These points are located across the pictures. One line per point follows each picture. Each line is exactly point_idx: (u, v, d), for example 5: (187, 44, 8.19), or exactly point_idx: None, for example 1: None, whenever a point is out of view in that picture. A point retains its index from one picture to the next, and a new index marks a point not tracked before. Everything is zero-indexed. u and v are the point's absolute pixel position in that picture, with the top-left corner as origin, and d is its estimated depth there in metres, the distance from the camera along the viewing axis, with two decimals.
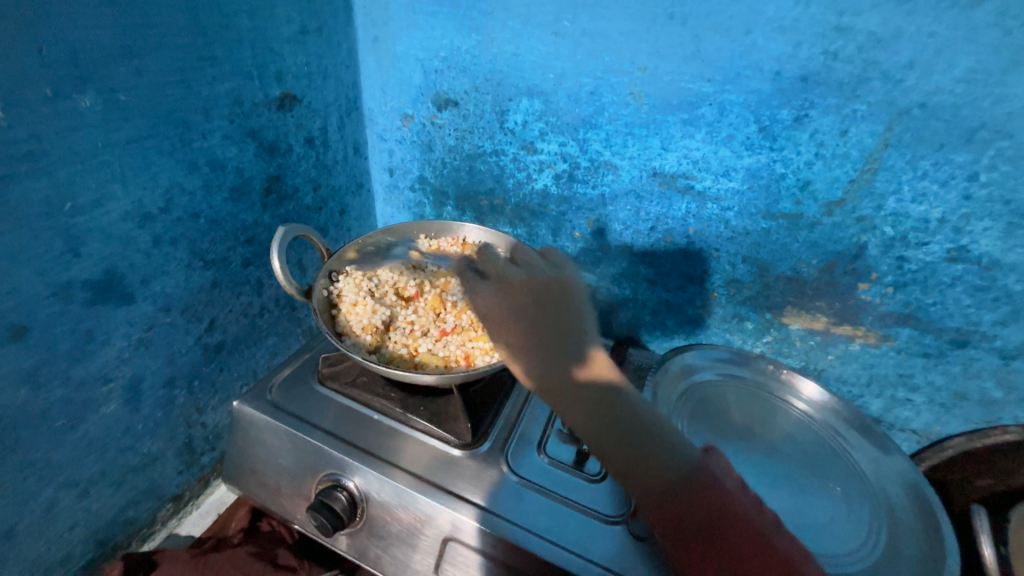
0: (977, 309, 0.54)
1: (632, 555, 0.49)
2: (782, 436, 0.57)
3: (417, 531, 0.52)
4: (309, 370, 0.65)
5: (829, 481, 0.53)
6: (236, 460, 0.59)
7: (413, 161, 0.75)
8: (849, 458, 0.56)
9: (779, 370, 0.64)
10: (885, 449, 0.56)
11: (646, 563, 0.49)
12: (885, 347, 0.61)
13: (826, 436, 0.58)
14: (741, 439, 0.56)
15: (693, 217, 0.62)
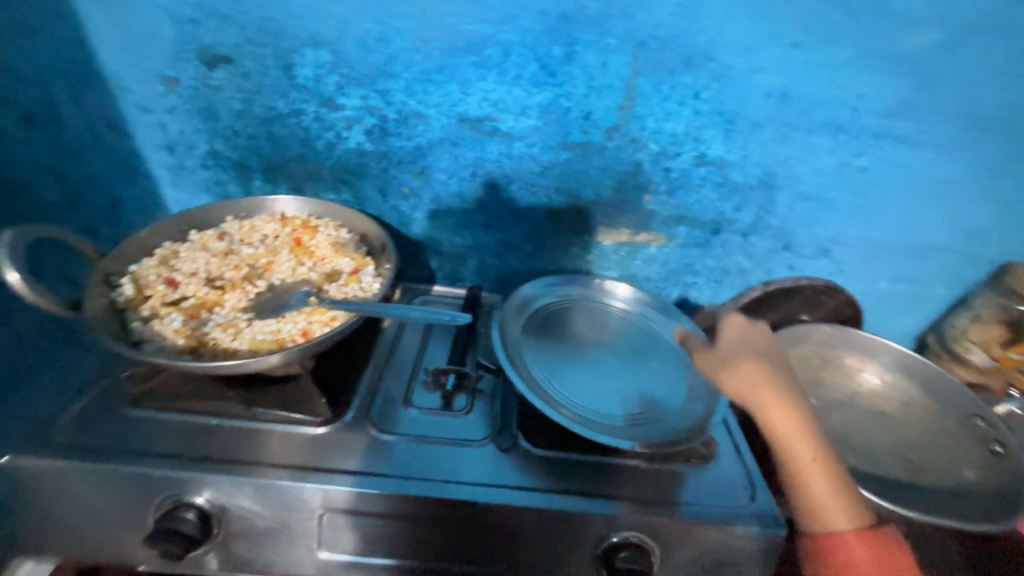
0: (722, 201, 0.70)
1: (507, 465, 0.55)
2: (610, 335, 0.68)
3: (289, 518, 0.50)
4: (114, 396, 0.55)
5: (648, 360, 0.66)
6: (33, 524, 0.48)
7: (195, 133, 0.64)
8: (658, 336, 0.69)
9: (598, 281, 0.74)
10: (677, 320, 0.71)
11: (519, 467, 0.55)
12: (672, 244, 0.76)
13: (639, 325, 0.71)
14: (579, 348, 0.65)
15: (506, 157, 0.67)
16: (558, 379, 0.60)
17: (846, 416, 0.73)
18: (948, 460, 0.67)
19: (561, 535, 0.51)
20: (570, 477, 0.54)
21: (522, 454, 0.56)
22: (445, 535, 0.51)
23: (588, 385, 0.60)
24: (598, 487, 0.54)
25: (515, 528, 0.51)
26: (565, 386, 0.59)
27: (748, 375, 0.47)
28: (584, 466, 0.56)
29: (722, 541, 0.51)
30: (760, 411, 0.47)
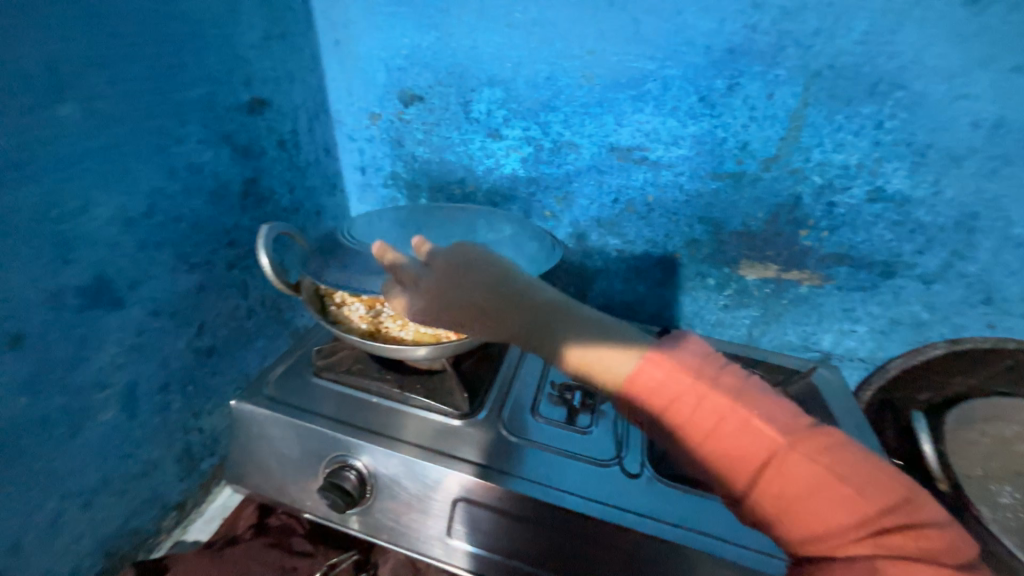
0: (898, 241, 0.63)
1: (632, 489, 0.54)
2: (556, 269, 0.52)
3: (428, 497, 0.55)
4: (303, 365, 0.66)
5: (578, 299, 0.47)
6: (240, 457, 0.60)
7: (384, 158, 0.78)
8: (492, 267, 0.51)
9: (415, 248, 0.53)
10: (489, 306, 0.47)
11: (645, 495, 0.53)
12: (829, 286, 0.69)
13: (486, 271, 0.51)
14: None
15: (650, 185, 0.68)
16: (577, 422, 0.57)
17: None
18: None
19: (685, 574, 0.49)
20: (700, 518, 0.52)
21: (647, 483, 0.55)
22: (566, 548, 0.51)
23: None
24: (731, 534, 0.50)
25: (638, 555, 0.50)
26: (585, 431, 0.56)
27: None
28: (717, 509, 0.53)
29: None
30: None
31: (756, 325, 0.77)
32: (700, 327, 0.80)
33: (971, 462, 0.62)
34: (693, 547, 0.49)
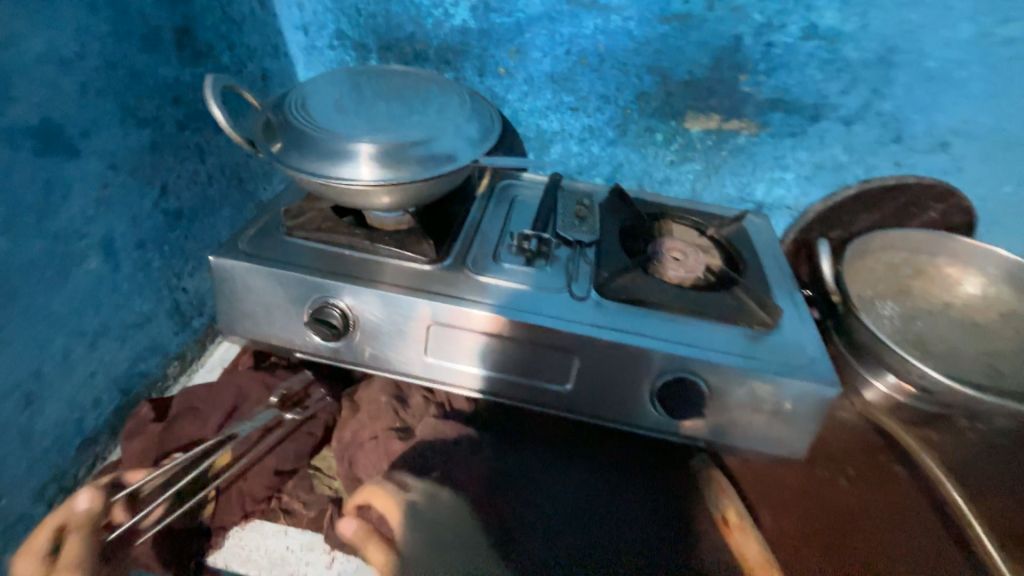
0: (826, 82, 0.68)
1: (578, 308, 0.63)
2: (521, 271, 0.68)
3: (405, 326, 0.63)
4: (273, 227, 0.69)
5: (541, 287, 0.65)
6: (227, 309, 0.66)
7: (326, 14, 0.74)
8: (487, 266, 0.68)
9: (382, 150, 0.57)
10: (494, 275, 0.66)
11: (591, 311, 0.63)
12: (763, 134, 0.75)
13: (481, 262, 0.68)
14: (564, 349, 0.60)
15: (600, 33, 0.70)
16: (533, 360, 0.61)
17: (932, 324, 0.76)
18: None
19: (624, 366, 0.60)
20: (638, 325, 0.62)
21: (593, 303, 0.64)
22: (526, 356, 0.62)
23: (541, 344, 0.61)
24: (663, 335, 0.60)
25: (586, 354, 0.60)
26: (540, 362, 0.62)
27: (775, 517, 0.64)
28: (652, 320, 0.62)
29: (765, 392, 0.58)
30: (779, 518, 0.64)
31: (699, 180, 0.83)
32: (649, 186, 0.85)
33: (863, 284, 0.78)
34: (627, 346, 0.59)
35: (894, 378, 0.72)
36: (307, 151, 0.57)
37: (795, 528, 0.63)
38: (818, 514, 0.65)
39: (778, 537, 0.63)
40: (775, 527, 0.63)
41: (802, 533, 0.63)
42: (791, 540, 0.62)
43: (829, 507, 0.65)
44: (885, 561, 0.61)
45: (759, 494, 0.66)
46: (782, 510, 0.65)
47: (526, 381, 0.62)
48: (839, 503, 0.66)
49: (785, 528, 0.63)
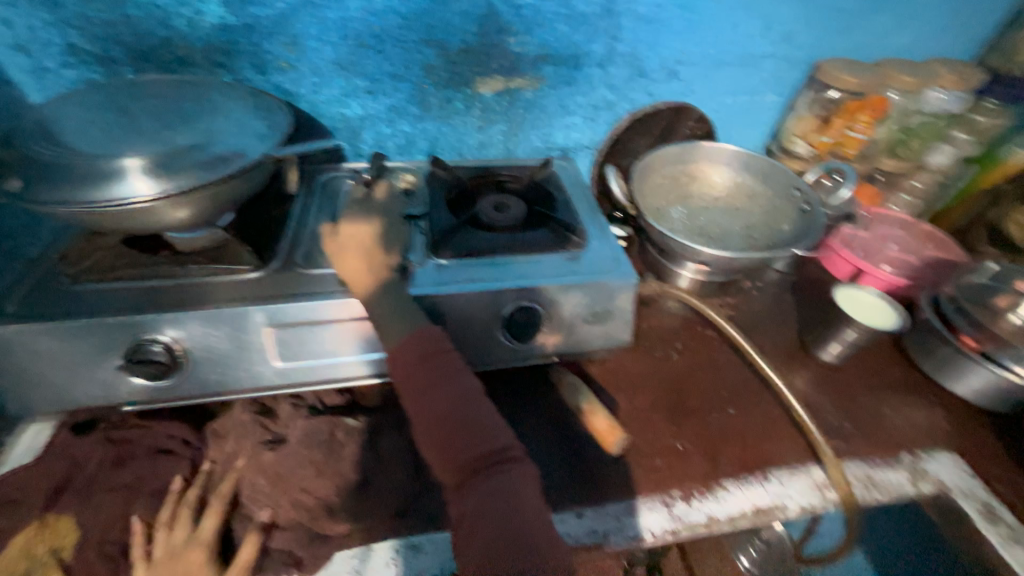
0: (575, 34, 0.80)
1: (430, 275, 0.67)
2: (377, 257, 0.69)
3: (243, 338, 0.60)
4: (52, 277, 0.61)
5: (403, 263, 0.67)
6: (13, 384, 0.56)
7: (46, 28, 0.65)
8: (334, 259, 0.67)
9: (153, 162, 0.52)
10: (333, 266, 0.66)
11: (441, 275, 0.67)
12: (545, 86, 0.86)
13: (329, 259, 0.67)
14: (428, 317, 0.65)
15: (369, 13, 0.72)
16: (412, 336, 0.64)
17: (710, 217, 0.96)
18: (776, 219, 0.91)
19: (472, 311, 0.66)
20: (476, 273, 0.68)
21: (433, 266, 0.68)
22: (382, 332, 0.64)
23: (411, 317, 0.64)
24: (500, 276, 0.68)
25: (435, 311, 0.65)
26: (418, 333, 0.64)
27: (635, 401, 0.76)
28: (487, 266, 0.69)
29: (589, 298, 0.69)
30: (637, 399, 0.76)
31: (509, 138, 0.91)
32: (468, 152, 0.91)
33: (655, 197, 0.95)
34: (472, 293, 0.65)
35: (693, 265, 0.91)
36: (58, 180, 0.51)
37: (651, 401, 0.76)
38: (665, 386, 0.79)
39: (639, 413, 0.74)
40: (636, 407, 0.75)
41: (656, 403, 0.76)
42: (649, 412, 0.74)
43: (668, 376, 0.80)
44: (710, 398, 0.78)
45: (620, 387, 0.77)
46: (639, 392, 0.77)
47: None
48: (673, 370, 0.81)
49: (644, 404, 0.75)
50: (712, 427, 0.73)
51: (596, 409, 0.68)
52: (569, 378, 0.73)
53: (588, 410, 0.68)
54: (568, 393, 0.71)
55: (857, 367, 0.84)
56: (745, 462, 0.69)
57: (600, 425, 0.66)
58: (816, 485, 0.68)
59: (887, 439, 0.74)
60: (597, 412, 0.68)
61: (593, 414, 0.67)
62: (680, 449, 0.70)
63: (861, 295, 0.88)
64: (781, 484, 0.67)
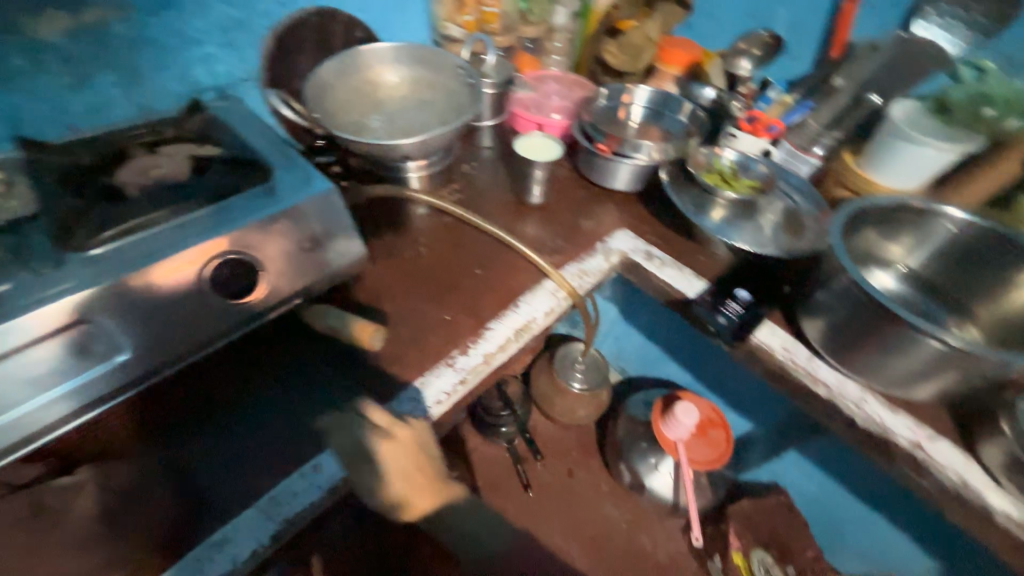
0: None
1: (93, 270, 0.56)
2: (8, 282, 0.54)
3: None
4: None
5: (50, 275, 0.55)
6: None
7: None
8: None
9: None
10: None
11: (107, 264, 0.57)
12: (135, 15, 0.72)
13: None
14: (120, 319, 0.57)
15: None
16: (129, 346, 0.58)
17: (406, 115, 1.02)
18: (452, 98, 1.02)
19: (161, 288, 0.59)
20: (149, 247, 0.59)
21: (85, 258, 0.57)
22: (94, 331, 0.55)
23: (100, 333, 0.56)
24: (181, 240, 0.60)
25: (113, 307, 0.56)
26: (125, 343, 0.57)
27: (399, 301, 0.80)
28: (161, 233, 0.61)
29: (294, 227, 0.67)
30: (401, 299, 0.81)
31: (133, 93, 0.77)
32: (83, 123, 0.75)
33: (341, 113, 0.96)
34: (157, 272, 0.58)
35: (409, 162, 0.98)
36: None
37: (412, 294, 0.82)
38: (422, 276, 0.85)
39: (405, 309, 0.80)
40: (402, 304, 0.80)
41: (417, 293, 0.82)
42: (414, 304, 0.81)
43: (423, 267, 0.87)
44: (461, 269, 0.88)
45: (382, 296, 0.81)
46: (400, 292, 0.82)
47: (91, 377, 0.55)
48: (426, 262, 0.88)
49: (408, 300, 0.81)
50: (468, 289, 0.84)
51: (347, 320, 0.70)
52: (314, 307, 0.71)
53: (342, 326, 0.70)
54: (317, 319, 0.71)
55: (560, 199, 1.06)
56: (500, 303, 0.83)
57: (358, 332, 0.70)
58: (551, 294, 0.85)
59: (583, 239, 0.99)
60: (348, 322, 0.70)
61: (348, 326, 0.70)
62: (447, 319, 0.79)
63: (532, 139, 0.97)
64: (528, 305, 0.83)
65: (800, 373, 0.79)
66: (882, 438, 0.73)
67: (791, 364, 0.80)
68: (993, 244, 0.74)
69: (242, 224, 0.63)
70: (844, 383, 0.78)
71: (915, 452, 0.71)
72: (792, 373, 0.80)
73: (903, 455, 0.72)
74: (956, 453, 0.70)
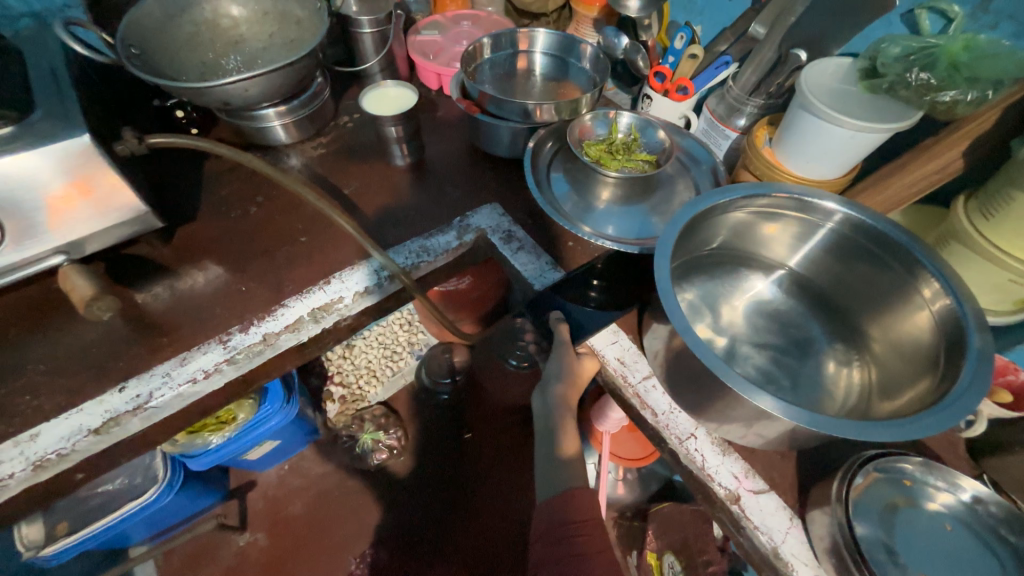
0: None
1: None
2: None
3: None
4: None
5: None
6: None
7: None
8: None
9: None
10: None
11: None
12: None
13: None
14: None
15: None
16: None
17: (268, 58, 0.91)
18: (311, 37, 0.89)
19: None
20: None
21: None
22: None
23: None
24: None
25: None
26: None
27: (199, 264, 0.76)
28: None
29: (50, 176, 0.61)
30: (201, 261, 0.76)
31: None
32: None
33: (180, 55, 0.86)
34: None
35: (268, 108, 0.87)
36: None
37: (216, 256, 0.77)
38: (238, 239, 0.79)
39: (200, 271, 0.75)
40: (200, 269, 0.75)
41: (223, 256, 0.77)
42: (215, 265, 0.76)
43: (245, 228, 0.81)
44: (283, 235, 0.80)
45: (187, 253, 0.77)
46: (208, 253, 0.77)
47: None
48: (250, 223, 0.81)
49: (211, 263, 0.76)
50: (279, 260, 0.77)
51: (80, 280, 0.64)
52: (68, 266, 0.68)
53: (73, 287, 0.64)
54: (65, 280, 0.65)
55: (432, 162, 0.93)
56: (310, 278, 0.75)
57: (82, 294, 0.63)
58: (371, 270, 0.76)
59: (441, 209, 0.86)
60: (80, 281, 0.64)
61: (78, 286, 0.63)
62: (242, 289, 0.73)
63: (385, 91, 0.89)
64: (340, 282, 0.75)
65: (627, 394, 0.66)
66: (699, 483, 0.60)
67: (620, 381, 0.67)
68: (883, 244, 0.59)
69: None
70: (676, 413, 0.64)
71: (730, 506, 0.58)
72: (620, 391, 0.67)
73: (718, 506, 0.59)
74: (780, 514, 0.57)
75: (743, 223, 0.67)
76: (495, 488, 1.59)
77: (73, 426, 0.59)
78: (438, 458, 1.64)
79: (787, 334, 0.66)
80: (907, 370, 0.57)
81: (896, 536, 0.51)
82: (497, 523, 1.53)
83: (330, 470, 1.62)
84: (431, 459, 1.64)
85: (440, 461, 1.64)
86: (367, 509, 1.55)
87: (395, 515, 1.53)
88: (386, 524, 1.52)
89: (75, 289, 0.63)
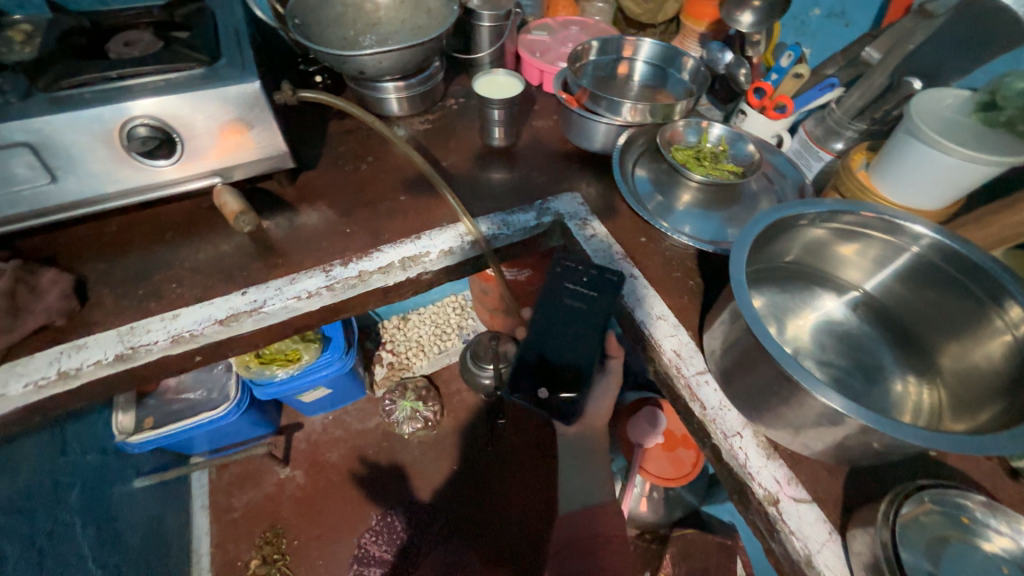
0: None
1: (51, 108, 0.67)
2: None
3: None
4: None
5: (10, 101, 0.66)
6: None
7: None
8: None
9: None
10: None
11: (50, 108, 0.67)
12: None
13: None
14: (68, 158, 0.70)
15: None
16: (77, 182, 0.72)
17: (398, 40, 1.02)
18: (438, 25, 1.00)
19: (98, 131, 0.69)
20: (90, 100, 0.68)
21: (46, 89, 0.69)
22: (67, 149, 0.69)
23: (61, 163, 0.70)
24: (115, 99, 0.69)
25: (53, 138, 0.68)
26: (85, 186, 0.73)
27: (312, 204, 0.88)
28: (104, 86, 0.70)
29: (223, 112, 0.74)
30: (317, 202, 0.88)
31: None
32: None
33: (328, 30, 0.99)
34: (100, 122, 0.69)
35: (390, 82, 0.98)
36: None
37: (329, 200, 0.88)
38: (347, 189, 0.90)
39: (314, 210, 0.86)
40: (314, 209, 0.87)
41: (334, 201, 0.88)
42: (327, 208, 0.87)
43: (356, 180, 0.92)
44: (386, 191, 0.91)
45: (305, 194, 0.89)
46: (322, 196, 0.89)
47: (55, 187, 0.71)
48: (359, 177, 0.93)
49: (324, 204, 0.87)
50: (380, 212, 0.87)
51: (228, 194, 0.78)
52: (221, 187, 0.80)
53: (223, 200, 0.78)
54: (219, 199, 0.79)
55: (523, 148, 1.01)
56: (404, 231, 0.85)
57: (229, 203, 0.77)
58: (458, 233, 0.84)
59: (525, 191, 0.93)
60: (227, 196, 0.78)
61: (227, 199, 0.78)
62: (346, 231, 0.84)
63: (494, 78, 0.98)
64: (429, 239, 0.83)
65: (679, 384, 0.68)
66: (738, 481, 0.61)
67: (674, 371, 0.69)
68: (969, 275, 0.58)
69: (174, 94, 0.70)
70: (725, 410, 0.65)
71: (769, 508, 0.58)
72: (671, 381, 0.69)
73: (755, 507, 0.59)
74: (820, 526, 0.57)
75: (823, 240, 0.68)
76: (519, 476, 1.63)
77: (204, 315, 0.71)
78: (472, 436, 1.71)
79: (855, 356, 0.66)
80: (981, 398, 0.56)
81: (942, 567, 0.50)
82: (516, 509, 1.57)
83: (369, 427, 1.73)
84: (463, 437, 1.71)
85: (470, 439, 1.70)
86: (399, 468, 1.64)
87: (424, 480, 1.62)
88: (415, 485, 1.61)
89: (225, 200, 0.78)
